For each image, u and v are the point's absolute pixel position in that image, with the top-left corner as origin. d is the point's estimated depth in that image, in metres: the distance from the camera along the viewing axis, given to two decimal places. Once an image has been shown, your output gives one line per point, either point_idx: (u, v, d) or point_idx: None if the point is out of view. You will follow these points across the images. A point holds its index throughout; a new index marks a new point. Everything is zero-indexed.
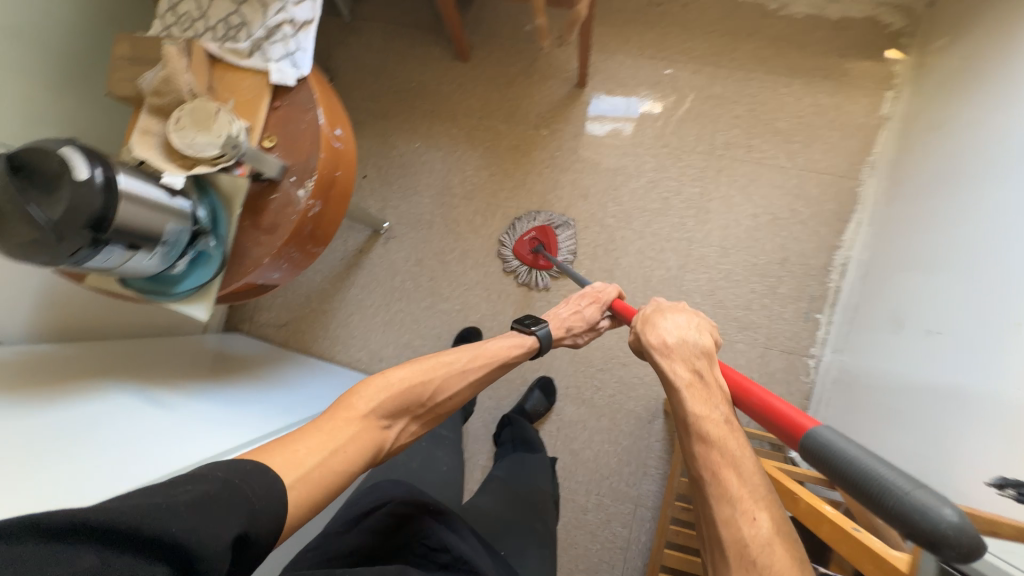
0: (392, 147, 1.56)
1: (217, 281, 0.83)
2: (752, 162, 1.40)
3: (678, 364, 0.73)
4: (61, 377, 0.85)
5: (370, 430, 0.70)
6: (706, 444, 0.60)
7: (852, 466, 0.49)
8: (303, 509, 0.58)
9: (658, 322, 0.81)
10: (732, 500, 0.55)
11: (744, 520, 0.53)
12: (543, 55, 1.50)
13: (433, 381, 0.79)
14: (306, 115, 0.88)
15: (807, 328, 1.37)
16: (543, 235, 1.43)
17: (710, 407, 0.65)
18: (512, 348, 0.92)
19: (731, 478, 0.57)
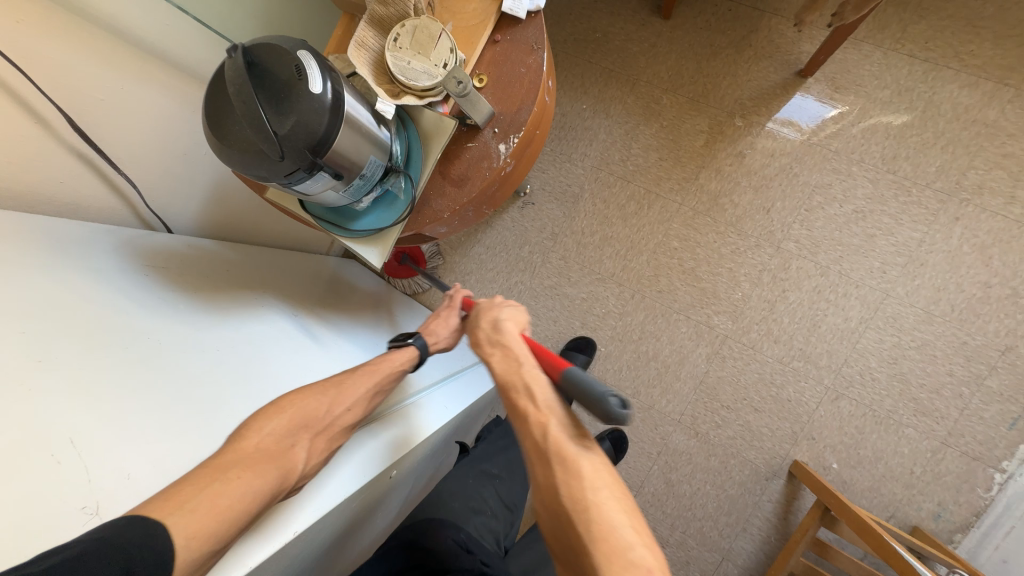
0: (556, 102, 1.40)
1: (395, 231, 0.75)
2: (1006, 218, 1.10)
3: (496, 352, 0.63)
4: (231, 287, 0.84)
5: (242, 455, 0.58)
6: (506, 383, 0.59)
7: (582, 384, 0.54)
8: (201, 539, 0.49)
9: (478, 308, 0.70)
10: (526, 419, 0.56)
11: (536, 429, 0.55)
12: (765, 27, 1.24)
13: (327, 398, 0.69)
14: (528, 58, 0.74)
15: (1007, 437, 1.11)
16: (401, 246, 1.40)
17: (516, 355, 0.61)
18: (395, 354, 0.80)
19: (554, 427, 0.54)
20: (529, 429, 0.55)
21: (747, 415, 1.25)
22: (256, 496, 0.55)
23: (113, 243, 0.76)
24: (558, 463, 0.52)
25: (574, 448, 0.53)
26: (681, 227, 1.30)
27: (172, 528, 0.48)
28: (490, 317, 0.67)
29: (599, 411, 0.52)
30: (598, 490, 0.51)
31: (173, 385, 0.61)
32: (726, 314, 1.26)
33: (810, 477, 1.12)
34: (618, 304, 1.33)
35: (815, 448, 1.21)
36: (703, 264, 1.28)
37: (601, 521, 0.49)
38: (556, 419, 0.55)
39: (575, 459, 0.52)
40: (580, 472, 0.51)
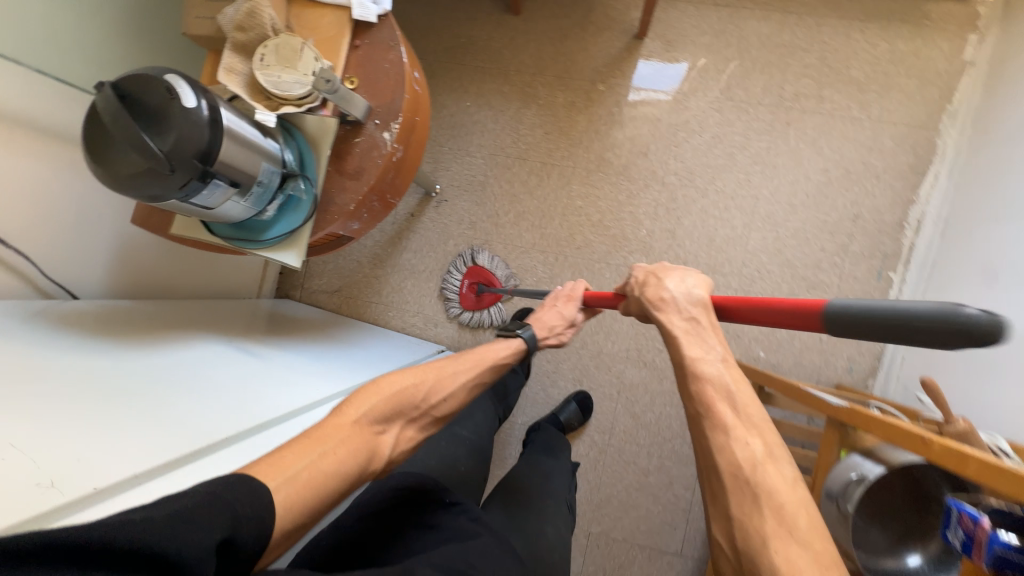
0: (442, 106, 1.51)
1: (306, 228, 0.80)
2: (823, 114, 1.35)
3: (675, 318, 0.68)
4: (157, 328, 0.89)
5: (347, 424, 0.66)
6: (702, 381, 0.59)
7: (875, 313, 0.49)
8: (291, 510, 0.55)
9: (659, 270, 0.75)
10: (726, 431, 0.56)
11: (738, 437, 0.55)
12: (599, 4, 1.44)
13: (424, 384, 0.75)
14: (389, 54, 0.83)
15: (879, 288, 1.32)
16: (474, 275, 1.43)
17: (704, 347, 0.63)
18: (497, 346, 0.88)
19: (726, 415, 0.57)
20: (716, 421, 0.57)
21: None
22: (342, 472, 0.62)
23: (27, 308, 0.78)
24: (755, 491, 0.52)
25: (779, 472, 0.53)
26: (580, 187, 1.44)
27: (273, 492, 0.54)
28: (671, 284, 0.71)
29: (946, 331, 0.43)
30: (797, 514, 0.50)
31: (111, 400, 0.66)
32: (639, 252, 1.41)
33: (744, 367, 1.26)
34: (547, 269, 1.44)
35: (743, 344, 1.37)
36: (608, 214, 1.42)
37: (778, 540, 0.49)
38: (768, 441, 0.54)
39: (784, 479, 0.52)
40: (776, 483, 0.52)
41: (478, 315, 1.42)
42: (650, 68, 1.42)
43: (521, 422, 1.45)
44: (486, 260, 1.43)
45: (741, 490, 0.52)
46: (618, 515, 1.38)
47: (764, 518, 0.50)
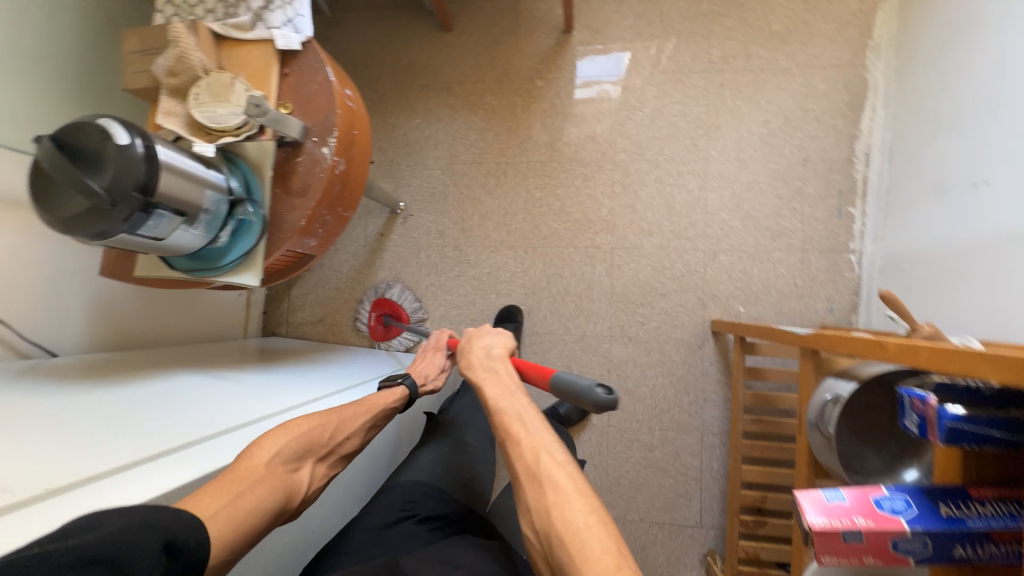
0: (394, 127, 1.57)
1: (260, 247, 0.84)
2: (753, 71, 1.40)
3: (480, 372, 0.80)
4: (127, 368, 0.93)
5: (255, 467, 0.69)
6: (500, 414, 0.72)
7: (568, 385, 0.70)
8: (219, 542, 0.57)
9: (468, 339, 0.89)
10: (518, 443, 0.67)
11: (520, 444, 0.67)
12: (525, 8, 1.51)
13: (329, 424, 0.81)
14: (317, 76, 0.88)
15: (842, 225, 1.34)
16: (381, 307, 1.49)
17: (500, 386, 0.77)
18: (386, 394, 0.94)
19: (522, 433, 0.68)
20: (513, 439, 0.68)
21: (659, 303, 1.40)
22: (261, 508, 0.65)
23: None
24: (539, 481, 0.62)
25: (553, 458, 0.65)
26: (537, 180, 1.48)
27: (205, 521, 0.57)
28: (478, 346, 0.85)
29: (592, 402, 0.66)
30: (574, 493, 0.61)
31: (74, 424, 0.69)
32: (604, 231, 1.44)
33: (725, 323, 1.26)
34: (519, 264, 1.47)
35: (722, 303, 1.37)
36: (568, 201, 1.46)
37: (559, 510, 0.59)
38: (541, 442, 0.67)
39: (558, 461, 0.65)
40: (553, 465, 0.64)
41: (387, 345, 1.49)
42: (586, 58, 1.48)
43: None
44: (395, 293, 1.49)
45: (538, 487, 0.62)
46: (631, 495, 1.36)
47: (548, 507, 0.60)
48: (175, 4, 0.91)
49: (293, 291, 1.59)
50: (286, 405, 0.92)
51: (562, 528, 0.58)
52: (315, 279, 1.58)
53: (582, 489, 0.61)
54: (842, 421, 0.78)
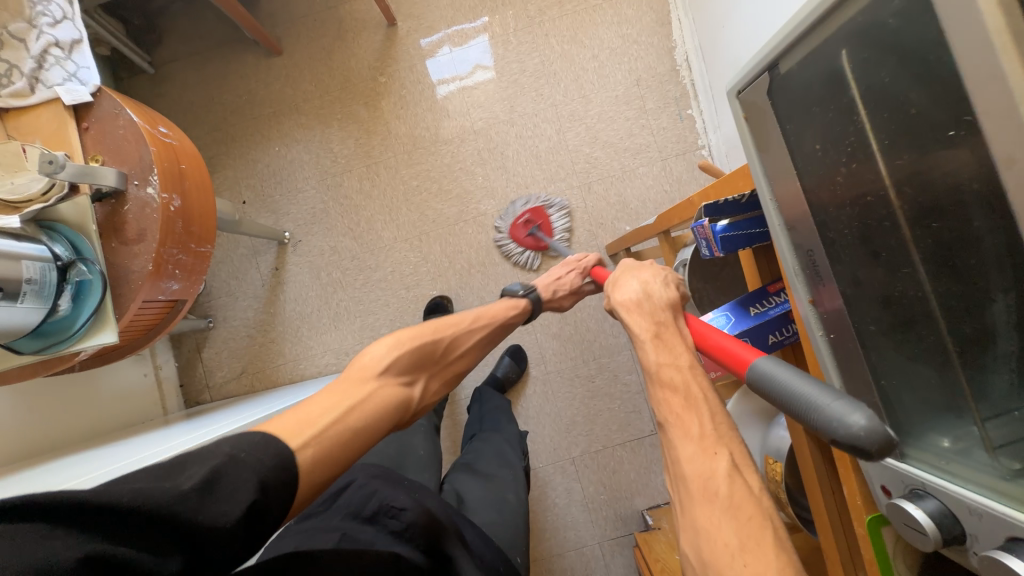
0: (255, 161, 1.55)
1: (108, 300, 0.83)
2: (569, 14, 1.51)
3: (643, 318, 0.65)
4: (41, 464, 0.90)
5: (369, 374, 0.72)
6: (661, 385, 0.56)
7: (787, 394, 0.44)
8: (319, 470, 0.57)
9: (613, 281, 0.74)
10: (687, 435, 0.51)
11: (699, 456, 0.49)
12: (346, 13, 1.54)
13: (443, 338, 0.85)
14: (119, 120, 0.87)
15: (687, 127, 1.46)
16: (536, 215, 1.43)
17: (672, 351, 0.59)
18: (502, 305, 1.01)
19: (690, 432, 0.51)
20: (683, 430, 0.52)
21: (556, 246, 1.47)
22: (372, 426, 0.66)
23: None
24: (699, 487, 0.47)
25: (743, 481, 0.47)
26: (410, 169, 1.52)
27: (301, 451, 0.55)
28: (630, 284, 0.70)
29: (843, 433, 0.38)
30: (765, 538, 0.44)
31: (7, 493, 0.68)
32: (486, 198, 1.49)
33: (613, 243, 1.35)
34: (418, 253, 1.50)
35: (609, 228, 1.46)
36: (444, 180, 1.50)
37: (710, 535, 0.45)
38: (733, 450, 0.49)
39: (749, 494, 0.46)
40: (746, 500, 0.46)
41: (523, 255, 1.44)
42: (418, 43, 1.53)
43: (465, 397, 1.47)
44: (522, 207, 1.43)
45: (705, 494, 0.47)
46: (589, 428, 1.43)
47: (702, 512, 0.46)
48: None
49: (204, 353, 1.53)
50: (226, 425, 0.96)
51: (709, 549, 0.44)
52: (224, 334, 1.53)
53: (777, 539, 0.44)
54: (692, 279, 0.86)
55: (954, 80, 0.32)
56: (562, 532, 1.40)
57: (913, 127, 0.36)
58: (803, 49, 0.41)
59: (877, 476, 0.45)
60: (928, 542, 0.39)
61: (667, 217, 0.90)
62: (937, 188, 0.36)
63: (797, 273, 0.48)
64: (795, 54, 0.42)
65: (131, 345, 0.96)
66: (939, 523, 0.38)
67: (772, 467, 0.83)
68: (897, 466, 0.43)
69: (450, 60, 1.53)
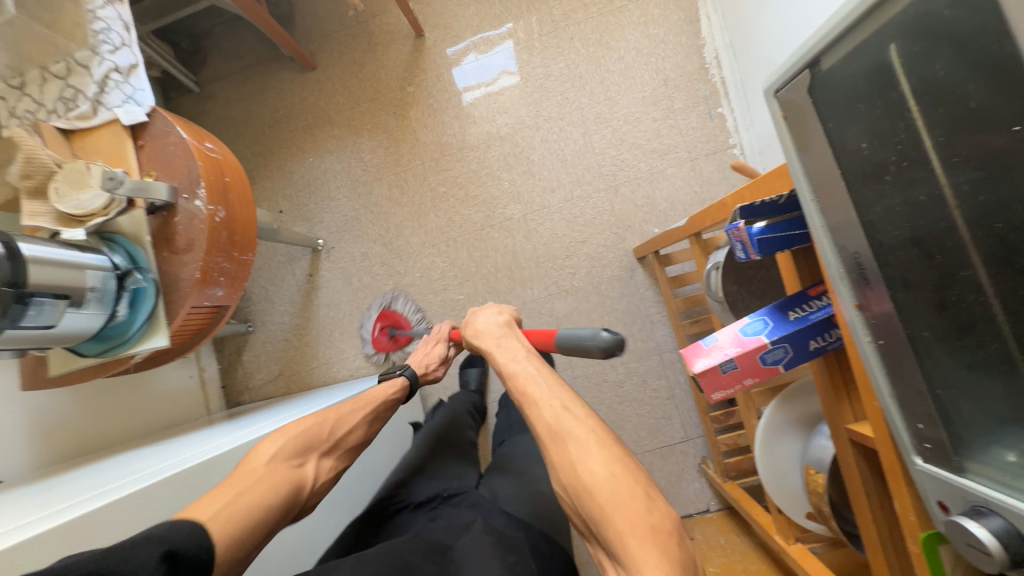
0: (291, 172, 1.61)
1: (160, 307, 0.88)
2: (594, 17, 1.50)
3: (487, 342, 0.72)
4: (64, 468, 0.97)
5: (255, 466, 0.72)
6: (515, 380, 0.63)
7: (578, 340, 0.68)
8: (228, 541, 0.59)
9: (466, 321, 0.80)
10: (537, 404, 0.59)
11: (545, 410, 0.58)
12: (375, 27, 1.59)
13: (328, 422, 0.83)
14: (170, 137, 0.93)
15: (717, 126, 1.43)
16: (386, 319, 1.48)
17: (512, 352, 0.68)
18: (388, 387, 0.98)
19: (538, 401, 0.59)
20: (536, 410, 0.58)
21: (583, 250, 1.46)
22: (267, 503, 0.67)
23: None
24: (559, 444, 0.55)
25: (576, 421, 0.56)
26: (437, 176, 1.55)
27: (206, 525, 0.58)
28: (479, 320, 0.77)
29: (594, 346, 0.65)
30: (597, 448, 0.53)
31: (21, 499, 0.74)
32: (512, 202, 1.50)
33: (642, 246, 1.33)
34: (446, 258, 1.52)
35: (637, 230, 1.44)
36: (471, 186, 1.53)
37: (584, 466, 0.52)
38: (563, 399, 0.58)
39: (580, 420, 0.56)
40: (577, 426, 0.55)
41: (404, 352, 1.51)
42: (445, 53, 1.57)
43: (493, 400, 1.48)
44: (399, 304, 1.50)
45: (563, 450, 0.54)
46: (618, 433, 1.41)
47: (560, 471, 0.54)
48: (19, 116, 0.95)
49: (244, 356, 1.61)
50: (228, 434, 0.99)
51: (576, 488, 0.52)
52: (262, 337, 1.60)
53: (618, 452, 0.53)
54: (726, 282, 0.84)
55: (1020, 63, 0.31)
56: None
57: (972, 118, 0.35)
58: (845, 46, 0.39)
59: (932, 490, 0.43)
60: (992, 563, 0.36)
61: (698, 220, 0.89)
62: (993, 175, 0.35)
63: (841, 276, 0.45)
64: (836, 52, 0.40)
65: (180, 347, 1.02)
66: (1006, 543, 0.36)
67: (814, 479, 0.80)
68: (954, 480, 0.40)
69: (476, 67, 1.55)
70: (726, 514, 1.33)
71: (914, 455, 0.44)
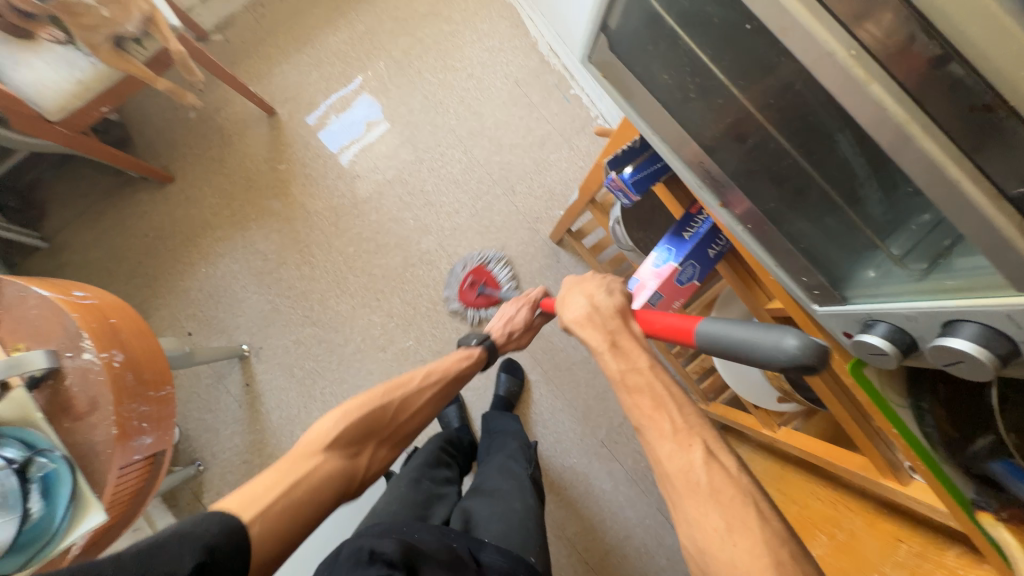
0: (187, 289, 1.50)
1: (82, 483, 0.78)
2: (432, 47, 1.59)
3: (593, 332, 0.66)
4: None
5: (313, 449, 0.78)
6: (629, 392, 0.58)
7: (727, 342, 0.51)
8: (273, 537, 0.66)
9: (560, 294, 0.74)
10: (666, 437, 0.54)
11: (676, 451, 0.53)
12: (223, 119, 1.55)
13: (393, 403, 0.89)
14: (28, 301, 0.83)
15: (576, 106, 1.55)
16: (479, 274, 1.45)
17: (631, 357, 0.62)
18: (457, 355, 1.03)
19: (665, 429, 0.55)
20: (657, 430, 0.55)
21: (506, 254, 1.51)
22: (319, 498, 0.74)
23: None
24: (689, 491, 0.51)
25: (722, 468, 0.52)
26: (342, 239, 1.52)
27: (252, 525, 0.64)
28: (574, 299, 0.71)
29: (786, 360, 0.45)
30: (751, 519, 0.49)
31: None
32: (423, 236, 1.52)
33: (555, 230, 1.42)
34: (382, 312, 1.49)
35: (546, 218, 1.52)
36: (378, 236, 1.52)
37: (726, 535, 0.49)
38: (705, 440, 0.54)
39: (728, 477, 0.52)
40: (725, 482, 0.51)
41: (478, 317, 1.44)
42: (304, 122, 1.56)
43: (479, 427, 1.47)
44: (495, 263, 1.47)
45: (695, 492, 0.51)
46: (605, 406, 1.46)
47: (687, 506, 0.51)
48: None
49: (204, 500, 1.44)
50: None
51: (700, 535, 0.50)
52: (219, 472, 1.45)
53: (760, 513, 0.50)
54: (629, 232, 0.92)
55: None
56: (621, 513, 1.40)
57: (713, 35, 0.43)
58: (617, 8, 0.47)
59: (836, 326, 0.50)
60: (892, 361, 0.43)
61: (587, 187, 0.98)
62: (748, 72, 0.42)
63: (700, 185, 0.54)
64: (614, 15, 0.48)
65: (123, 521, 0.90)
66: (894, 341, 0.42)
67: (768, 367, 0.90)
68: (845, 310, 0.47)
69: (340, 126, 1.56)
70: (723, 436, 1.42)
71: (812, 304, 0.51)
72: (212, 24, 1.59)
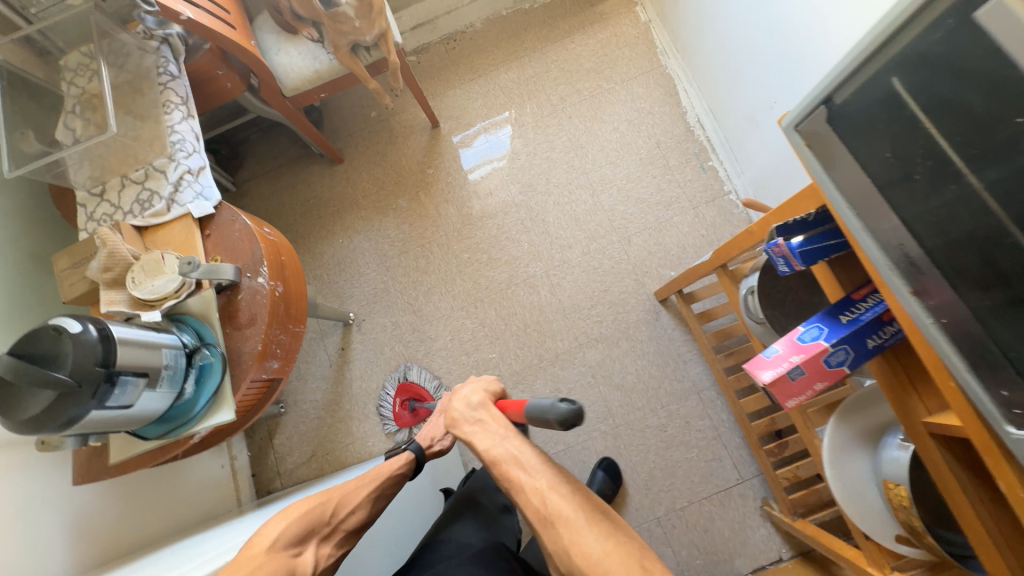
0: (322, 253, 1.71)
1: (226, 381, 0.91)
2: (587, 98, 1.73)
3: (469, 429, 0.82)
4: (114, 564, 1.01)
5: (253, 552, 0.75)
6: (498, 465, 0.76)
7: (531, 412, 0.72)
8: None
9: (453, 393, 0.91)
10: (522, 487, 0.72)
11: (530, 482, 0.73)
12: (396, 122, 1.81)
13: (332, 501, 0.86)
14: (235, 225, 1.01)
15: (711, 177, 1.58)
16: (405, 393, 1.51)
17: (493, 437, 0.79)
18: (394, 461, 0.98)
19: (521, 477, 0.73)
20: (517, 484, 0.73)
21: (606, 298, 1.53)
22: None
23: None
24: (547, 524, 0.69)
25: (562, 495, 0.70)
26: (461, 245, 1.65)
27: None
28: (456, 402, 0.87)
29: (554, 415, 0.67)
30: (593, 529, 0.66)
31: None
32: (532, 260, 1.60)
33: (664, 287, 1.41)
34: (476, 319, 1.57)
35: (655, 274, 1.53)
36: (492, 250, 1.63)
37: (578, 547, 0.65)
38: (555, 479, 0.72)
39: (566, 494, 0.71)
40: (567, 506, 0.69)
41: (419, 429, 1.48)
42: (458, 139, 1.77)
43: None
44: (416, 374, 1.52)
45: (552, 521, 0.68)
46: (670, 481, 1.38)
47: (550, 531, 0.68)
48: (98, 219, 1.05)
49: (275, 440, 1.56)
50: (244, 524, 1.06)
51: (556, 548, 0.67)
52: (295, 419, 1.57)
53: (601, 519, 0.68)
54: (764, 305, 0.90)
55: (1007, 75, 0.41)
56: None
57: (968, 125, 0.45)
58: (852, 84, 0.52)
59: None
60: None
61: (723, 252, 0.98)
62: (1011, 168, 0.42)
63: (892, 268, 0.53)
64: (849, 87, 0.52)
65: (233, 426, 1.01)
66: None
67: (895, 492, 0.80)
68: None
69: (486, 148, 1.74)
70: (799, 561, 1.25)
71: (1007, 426, 0.46)
72: (411, 47, 1.90)
